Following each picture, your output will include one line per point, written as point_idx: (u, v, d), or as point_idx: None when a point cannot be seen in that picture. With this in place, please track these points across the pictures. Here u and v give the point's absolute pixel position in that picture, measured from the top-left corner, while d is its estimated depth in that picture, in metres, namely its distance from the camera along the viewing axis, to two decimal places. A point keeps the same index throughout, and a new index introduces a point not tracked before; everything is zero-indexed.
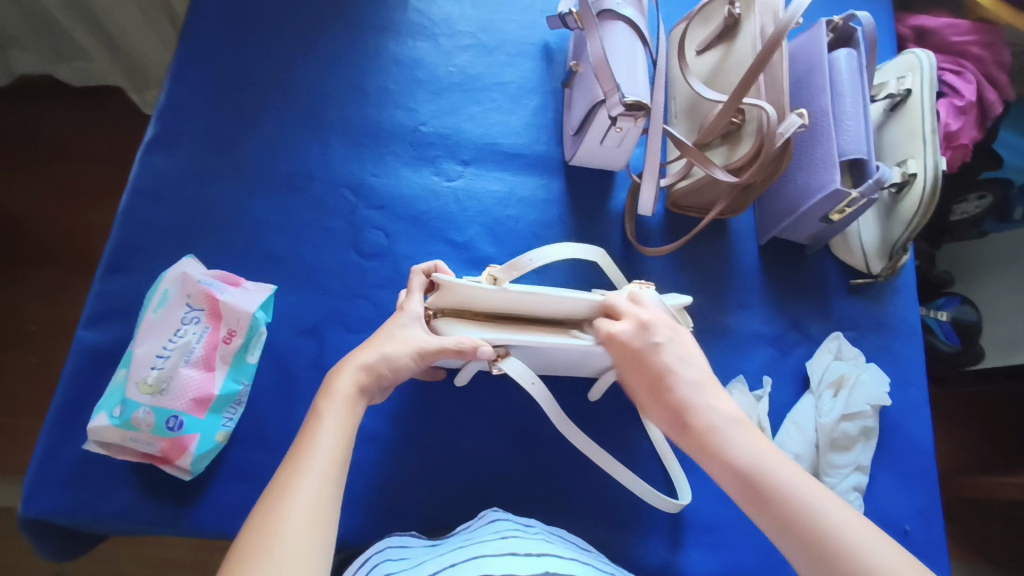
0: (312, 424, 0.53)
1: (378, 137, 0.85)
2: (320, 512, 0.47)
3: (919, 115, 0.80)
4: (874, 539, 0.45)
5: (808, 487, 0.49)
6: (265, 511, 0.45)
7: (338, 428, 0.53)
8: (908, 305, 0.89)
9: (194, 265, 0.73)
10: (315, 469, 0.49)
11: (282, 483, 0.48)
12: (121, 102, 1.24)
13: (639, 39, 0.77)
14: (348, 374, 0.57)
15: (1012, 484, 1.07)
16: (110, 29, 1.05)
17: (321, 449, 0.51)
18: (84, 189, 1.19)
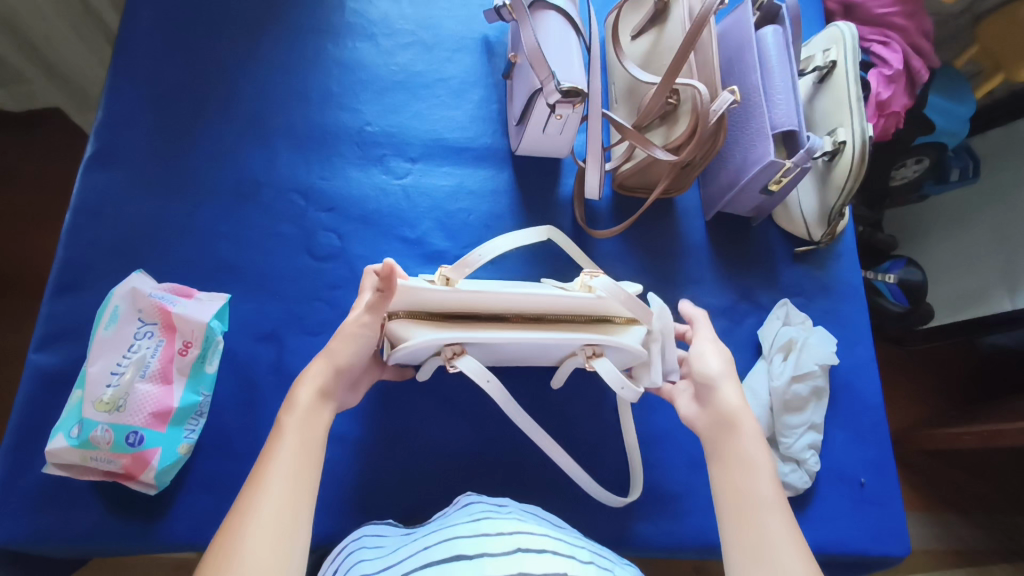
0: (272, 440, 0.53)
1: (325, 140, 0.85)
2: (285, 528, 0.47)
3: (844, 85, 0.83)
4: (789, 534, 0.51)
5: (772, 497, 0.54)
6: (227, 533, 0.45)
7: (299, 441, 0.53)
8: (850, 268, 0.93)
9: (144, 280, 0.72)
10: (276, 485, 0.49)
11: (242, 504, 0.47)
12: (63, 122, 1.22)
13: (572, 28, 0.79)
14: (308, 386, 0.57)
15: (967, 434, 1.12)
16: (46, 54, 1.02)
17: (281, 465, 0.51)
18: (31, 213, 1.16)
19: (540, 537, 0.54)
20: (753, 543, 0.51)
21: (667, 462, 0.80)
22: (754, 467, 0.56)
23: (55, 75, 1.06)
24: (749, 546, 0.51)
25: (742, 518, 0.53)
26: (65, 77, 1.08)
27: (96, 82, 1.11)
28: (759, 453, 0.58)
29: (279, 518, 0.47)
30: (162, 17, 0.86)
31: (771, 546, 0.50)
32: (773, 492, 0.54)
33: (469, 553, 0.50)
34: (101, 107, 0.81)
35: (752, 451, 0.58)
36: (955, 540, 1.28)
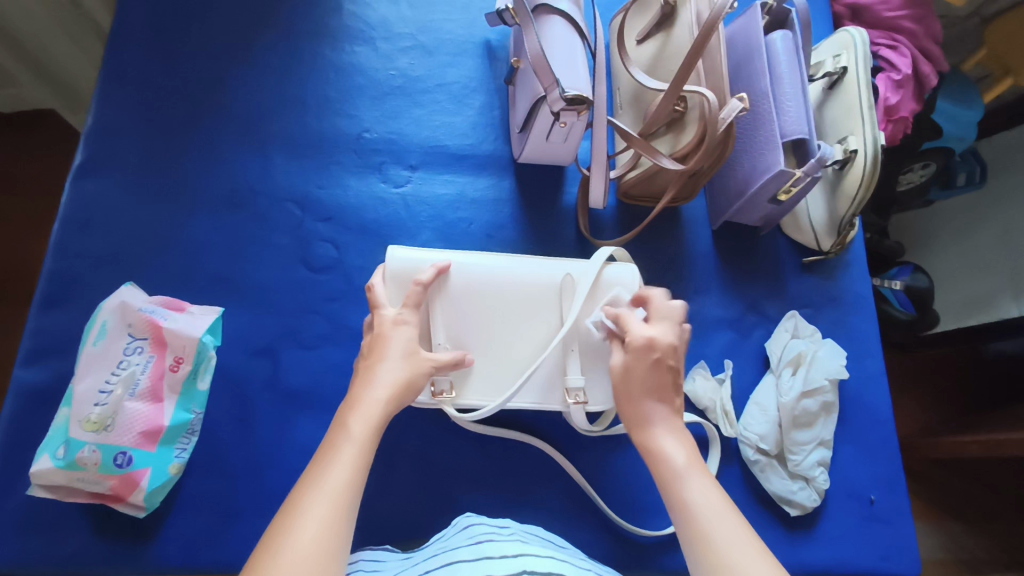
0: (336, 443, 0.51)
1: (322, 146, 0.83)
2: (331, 534, 0.44)
3: (855, 91, 0.81)
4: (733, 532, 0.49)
5: (706, 493, 0.53)
6: (274, 533, 0.43)
7: (359, 446, 0.51)
8: (859, 278, 0.91)
9: (134, 293, 0.70)
10: (327, 490, 0.46)
11: (293, 504, 0.45)
12: (54, 121, 1.18)
13: (577, 33, 0.76)
14: (381, 392, 0.55)
15: (973, 443, 1.10)
16: (36, 52, 0.99)
17: (329, 487, 0.47)
18: (20, 217, 1.13)
19: (545, 560, 0.51)
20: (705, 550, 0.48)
21: None
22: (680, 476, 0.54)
23: (46, 75, 1.04)
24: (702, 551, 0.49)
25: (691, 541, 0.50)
26: (56, 75, 1.05)
27: (88, 81, 1.09)
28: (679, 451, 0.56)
29: (326, 526, 0.44)
30: (155, 19, 0.84)
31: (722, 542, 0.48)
32: (707, 492, 0.53)
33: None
34: (92, 113, 0.79)
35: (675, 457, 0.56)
36: (959, 549, 1.26)
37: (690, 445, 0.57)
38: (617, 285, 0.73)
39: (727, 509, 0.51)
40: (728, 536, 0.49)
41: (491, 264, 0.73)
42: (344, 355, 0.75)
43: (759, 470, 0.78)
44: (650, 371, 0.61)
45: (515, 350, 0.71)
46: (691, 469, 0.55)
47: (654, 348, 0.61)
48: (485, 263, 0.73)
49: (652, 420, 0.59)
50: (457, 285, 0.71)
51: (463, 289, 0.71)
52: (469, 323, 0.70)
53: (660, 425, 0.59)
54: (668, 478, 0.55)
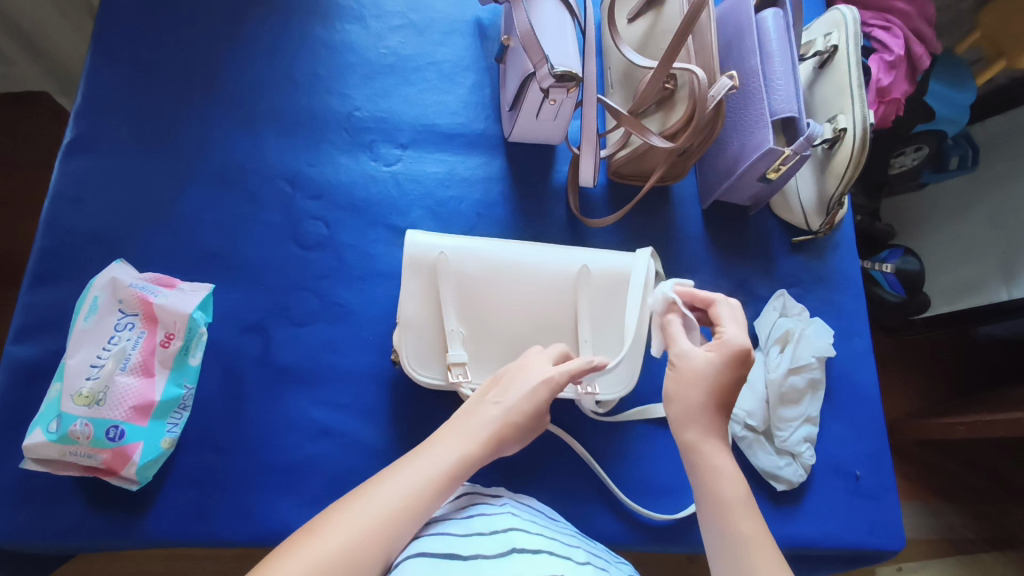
0: (446, 432, 0.54)
1: (312, 124, 0.83)
2: (416, 502, 0.47)
3: (845, 70, 0.81)
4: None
5: (750, 532, 0.48)
6: (358, 493, 0.47)
7: (473, 435, 0.53)
8: (847, 258, 0.92)
9: (124, 270, 0.70)
10: (425, 467, 0.49)
11: (387, 474, 0.49)
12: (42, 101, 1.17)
13: (567, 11, 0.76)
14: (483, 428, 0.54)
15: (962, 424, 1.11)
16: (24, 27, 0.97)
17: (390, 489, 0.47)
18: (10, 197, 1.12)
19: (533, 536, 0.52)
20: None
21: (661, 455, 0.78)
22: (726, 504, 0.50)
23: (34, 51, 1.03)
24: None
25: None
26: (45, 51, 1.04)
27: (77, 56, 1.07)
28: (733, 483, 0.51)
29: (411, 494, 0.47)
30: None
31: None
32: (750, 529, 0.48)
33: (462, 552, 0.49)
34: (80, 90, 0.79)
35: (724, 489, 0.50)
36: (946, 528, 1.28)
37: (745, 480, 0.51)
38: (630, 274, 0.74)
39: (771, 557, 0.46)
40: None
41: (490, 246, 0.73)
42: (335, 332, 0.76)
43: (746, 446, 0.78)
44: (734, 389, 0.55)
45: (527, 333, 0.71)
46: (743, 509, 0.49)
47: (748, 362, 0.56)
48: (506, 248, 0.73)
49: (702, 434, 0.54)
50: (474, 267, 0.71)
51: (479, 270, 0.71)
52: (481, 307, 0.71)
53: (717, 451, 0.53)
54: (719, 509, 0.50)
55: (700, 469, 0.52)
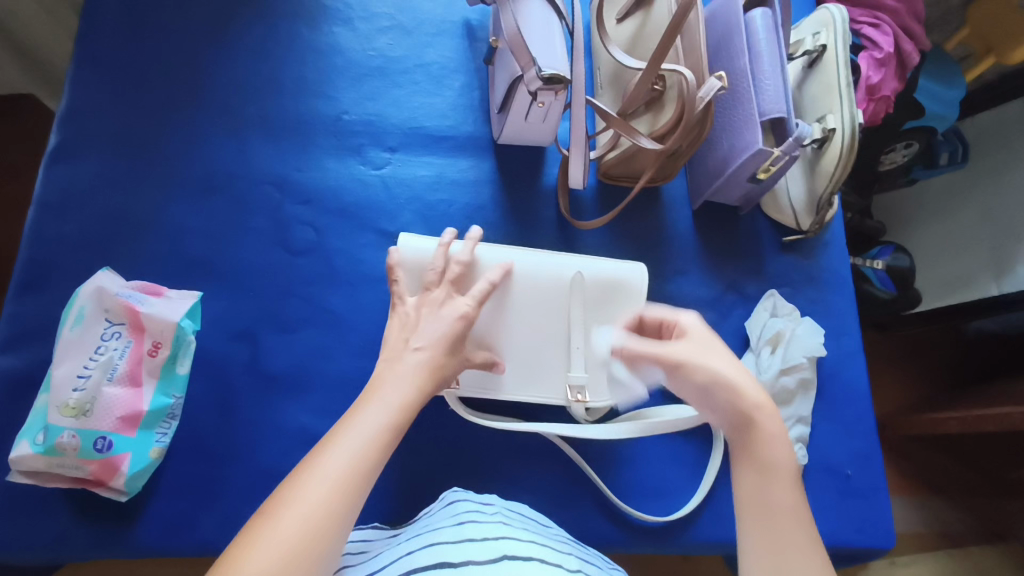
0: (367, 393, 0.48)
1: (300, 128, 0.82)
2: (366, 464, 0.43)
3: (834, 69, 0.81)
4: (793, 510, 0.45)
5: (770, 450, 0.47)
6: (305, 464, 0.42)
7: (402, 384, 0.50)
8: (838, 257, 0.92)
9: (111, 278, 0.69)
10: (353, 442, 0.44)
11: (309, 461, 0.42)
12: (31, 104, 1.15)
13: (555, 12, 0.76)
14: (410, 372, 0.51)
15: (953, 420, 1.12)
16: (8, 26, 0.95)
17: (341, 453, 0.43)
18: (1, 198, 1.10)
19: (524, 543, 0.52)
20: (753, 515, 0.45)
21: (654, 457, 0.78)
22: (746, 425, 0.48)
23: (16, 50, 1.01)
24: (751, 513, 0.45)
25: (748, 503, 0.46)
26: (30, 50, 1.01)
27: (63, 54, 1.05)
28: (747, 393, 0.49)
29: (340, 485, 0.41)
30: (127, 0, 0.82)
31: (773, 515, 0.45)
32: (764, 448, 0.47)
33: (453, 558, 0.48)
34: (64, 96, 0.78)
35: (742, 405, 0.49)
36: (941, 522, 1.29)
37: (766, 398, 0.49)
38: (622, 283, 0.74)
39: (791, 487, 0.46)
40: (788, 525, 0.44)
41: (486, 254, 0.72)
42: (325, 338, 0.75)
43: None
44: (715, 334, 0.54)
45: (522, 339, 0.72)
46: (762, 420, 0.48)
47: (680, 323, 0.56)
48: (496, 253, 0.73)
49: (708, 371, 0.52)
50: (466, 270, 0.71)
51: (472, 275, 0.71)
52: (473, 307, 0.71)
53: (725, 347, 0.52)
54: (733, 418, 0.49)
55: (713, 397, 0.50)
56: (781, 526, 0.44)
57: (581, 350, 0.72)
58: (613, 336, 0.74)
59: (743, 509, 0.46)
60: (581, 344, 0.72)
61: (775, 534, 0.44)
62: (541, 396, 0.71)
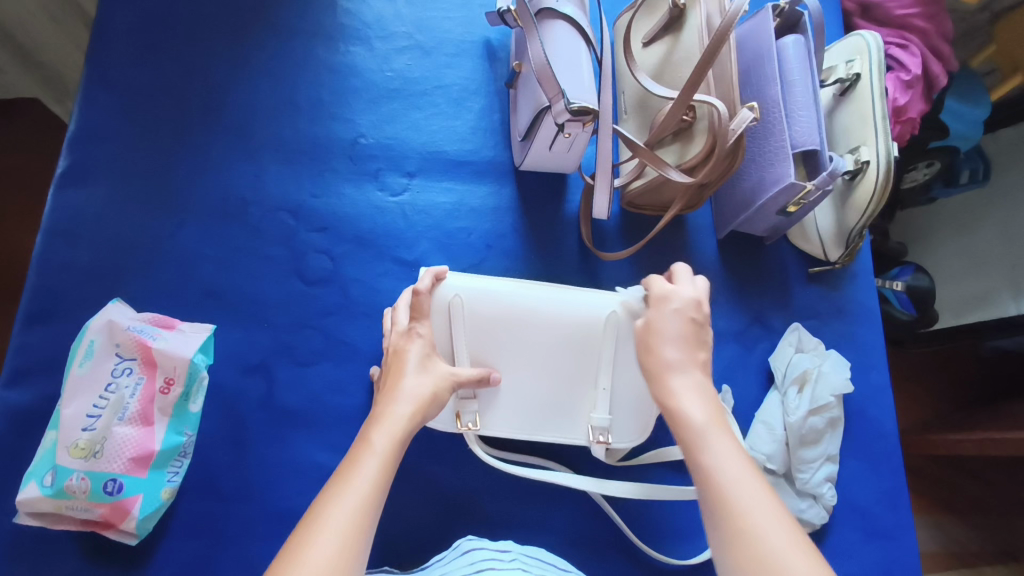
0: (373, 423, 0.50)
1: (316, 152, 0.80)
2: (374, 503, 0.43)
3: (869, 100, 0.78)
4: (757, 500, 0.43)
5: (727, 455, 0.46)
6: (315, 511, 0.42)
7: (397, 417, 0.51)
8: (865, 288, 0.90)
9: (121, 310, 0.67)
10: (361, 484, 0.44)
11: (319, 507, 0.42)
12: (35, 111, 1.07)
13: (582, 39, 0.73)
14: (404, 407, 0.52)
15: (968, 442, 1.06)
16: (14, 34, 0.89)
17: (353, 494, 0.43)
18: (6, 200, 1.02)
19: None
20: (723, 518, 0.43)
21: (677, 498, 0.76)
22: (699, 432, 0.48)
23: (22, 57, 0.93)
24: (715, 512, 0.44)
25: (711, 511, 0.44)
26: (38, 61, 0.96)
27: (72, 64, 0.99)
28: (700, 406, 0.50)
29: (345, 544, 0.40)
30: (139, 17, 0.80)
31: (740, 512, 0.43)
32: (732, 450, 0.47)
33: None
34: (73, 117, 0.75)
35: (694, 415, 0.49)
36: (951, 542, 1.20)
37: (718, 410, 0.50)
38: None
39: (757, 484, 0.45)
40: (766, 521, 0.42)
41: (507, 291, 0.69)
42: (342, 371, 0.73)
43: None
44: (687, 328, 0.56)
45: (544, 381, 0.70)
46: (714, 427, 0.48)
47: (673, 300, 0.57)
48: (521, 288, 0.70)
49: (670, 379, 0.52)
50: (485, 308, 0.68)
51: (492, 313, 0.69)
52: (495, 347, 0.69)
53: (681, 372, 0.52)
54: (686, 437, 0.49)
55: (673, 415, 0.50)
56: (753, 529, 0.42)
57: (604, 392, 0.70)
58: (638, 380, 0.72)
59: (712, 515, 0.44)
60: (606, 386, 0.70)
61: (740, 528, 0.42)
62: (563, 439, 0.70)
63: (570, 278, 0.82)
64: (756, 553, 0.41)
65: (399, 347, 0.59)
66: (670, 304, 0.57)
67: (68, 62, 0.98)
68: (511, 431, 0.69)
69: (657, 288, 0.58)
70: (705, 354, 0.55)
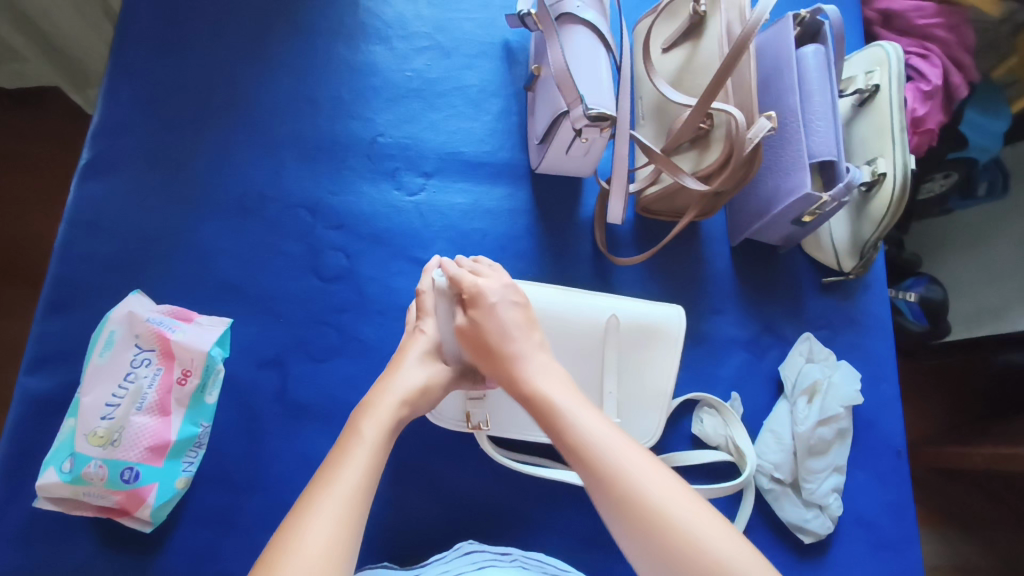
0: (365, 409, 0.52)
1: (335, 150, 0.81)
2: (365, 492, 0.45)
3: (887, 112, 0.78)
4: (636, 462, 0.48)
5: (594, 425, 0.51)
6: (306, 500, 0.43)
7: (389, 406, 0.52)
8: (878, 300, 0.89)
9: (141, 302, 0.69)
10: (354, 472, 0.46)
11: (309, 497, 0.44)
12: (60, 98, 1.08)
13: (602, 44, 0.73)
14: (398, 397, 0.53)
15: (979, 455, 1.05)
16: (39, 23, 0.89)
17: (345, 482, 0.45)
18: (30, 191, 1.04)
19: None
20: (609, 489, 0.47)
21: None
22: (557, 409, 0.52)
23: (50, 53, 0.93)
24: (603, 483, 0.47)
25: (600, 484, 0.48)
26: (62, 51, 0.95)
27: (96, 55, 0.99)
28: (551, 387, 0.54)
29: (339, 530, 0.42)
30: (164, 12, 0.81)
31: (622, 478, 0.47)
32: (600, 421, 0.51)
33: None
34: (97, 110, 0.77)
35: (553, 394, 0.53)
36: (955, 555, 1.20)
37: (575, 390, 0.54)
38: (657, 327, 0.74)
39: (630, 446, 0.49)
40: (643, 478, 0.47)
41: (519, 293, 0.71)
42: (355, 368, 0.74)
43: (772, 498, 0.77)
44: (496, 319, 0.59)
45: None
46: (577, 407, 0.52)
47: (512, 291, 0.61)
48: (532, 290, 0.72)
49: (520, 365, 0.56)
50: None
51: None
52: None
53: (529, 356, 0.57)
54: (546, 419, 0.52)
55: (529, 400, 0.54)
56: (637, 487, 0.46)
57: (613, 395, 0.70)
58: (646, 385, 0.73)
59: (599, 487, 0.48)
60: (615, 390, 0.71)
61: (626, 488, 0.46)
62: None
63: (584, 282, 0.82)
64: (647, 508, 0.45)
65: (410, 343, 0.60)
66: (511, 294, 0.61)
67: (92, 53, 0.98)
68: (520, 431, 0.70)
69: (490, 290, 0.60)
70: (536, 334, 0.59)
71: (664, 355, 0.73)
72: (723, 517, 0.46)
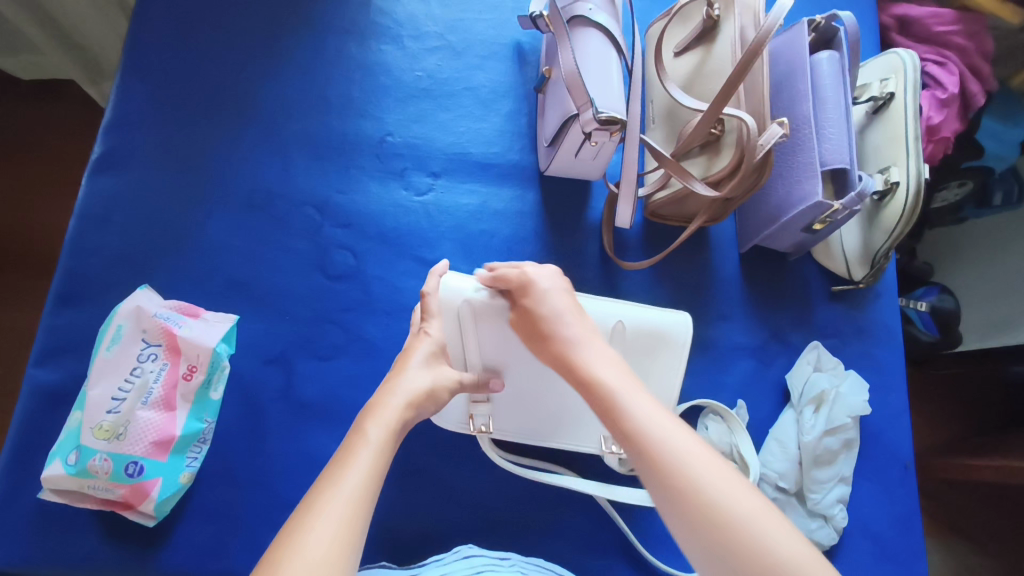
0: (372, 411, 0.51)
1: (344, 149, 0.81)
2: (367, 494, 0.45)
3: (902, 120, 0.77)
4: (692, 448, 0.47)
5: (649, 409, 0.50)
6: (310, 501, 0.43)
7: (393, 408, 0.52)
8: (888, 309, 0.88)
9: (149, 297, 0.69)
10: (356, 474, 0.45)
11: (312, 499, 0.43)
12: (78, 91, 1.08)
13: (613, 47, 0.73)
14: (401, 399, 0.53)
15: (987, 467, 1.03)
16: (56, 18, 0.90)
17: (348, 483, 0.44)
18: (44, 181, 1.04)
19: None
20: (658, 474, 0.46)
21: None
22: (611, 393, 0.52)
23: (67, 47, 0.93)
24: (648, 469, 0.47)
25: (648, 470, 0.47)
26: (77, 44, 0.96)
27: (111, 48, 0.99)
28: (612, 372, 0.54)
29: (340, 533, 0.41)
30: (177, 8, 0.81)
31: (679, 462, 0.46)
32: (648, 405, 0.51)
33: None
34: (110, 105, 0.77)
35: (603, 377, 0.54)
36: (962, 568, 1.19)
37: (631, 377, 0.54)
38: (663, 334, 0.73)
39: (683, 430, 0.49)
40: (702, 465, 0.46)
41: None
42: (360, 367, 0.74)
43: (777, 507, 0.76)
44: (569, 305, 0.61)
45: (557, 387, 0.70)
46: (626, 388, 0.52)
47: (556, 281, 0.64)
48: None
49: (571, 352, 0.57)
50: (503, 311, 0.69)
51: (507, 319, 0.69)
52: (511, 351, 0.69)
53: (586, 344, 0.57)
54: (603, 403, 0.52)
55: (587, 383, 0.54)
56: (696, 473, 0.45)
57: None
58: (652, 390, 0.72)
59: (649, 474, 0.47)
60: None
61: (686, 477, 0.45)
62: (573, 445, 0.71)
63: (590, 285, 0.82)
64: (702, 497, 0.44)
65: (413, 345, 0.60)
66: (556, 282, 0.64)
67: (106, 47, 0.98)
68: (523, 433, 0.70)
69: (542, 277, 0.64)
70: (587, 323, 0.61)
71: (669, 361, 0.73)
72: (784, 515, 0.44)
